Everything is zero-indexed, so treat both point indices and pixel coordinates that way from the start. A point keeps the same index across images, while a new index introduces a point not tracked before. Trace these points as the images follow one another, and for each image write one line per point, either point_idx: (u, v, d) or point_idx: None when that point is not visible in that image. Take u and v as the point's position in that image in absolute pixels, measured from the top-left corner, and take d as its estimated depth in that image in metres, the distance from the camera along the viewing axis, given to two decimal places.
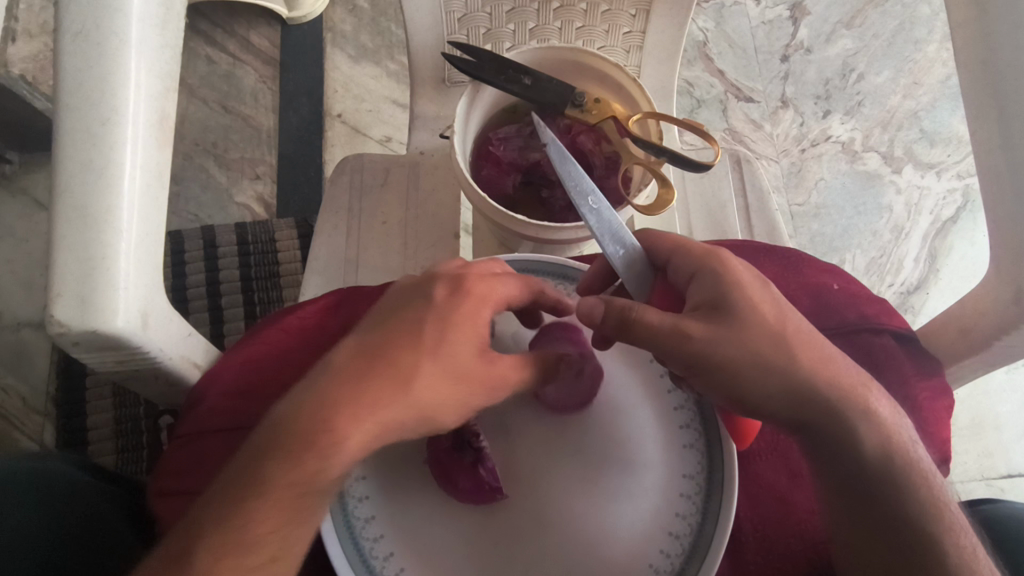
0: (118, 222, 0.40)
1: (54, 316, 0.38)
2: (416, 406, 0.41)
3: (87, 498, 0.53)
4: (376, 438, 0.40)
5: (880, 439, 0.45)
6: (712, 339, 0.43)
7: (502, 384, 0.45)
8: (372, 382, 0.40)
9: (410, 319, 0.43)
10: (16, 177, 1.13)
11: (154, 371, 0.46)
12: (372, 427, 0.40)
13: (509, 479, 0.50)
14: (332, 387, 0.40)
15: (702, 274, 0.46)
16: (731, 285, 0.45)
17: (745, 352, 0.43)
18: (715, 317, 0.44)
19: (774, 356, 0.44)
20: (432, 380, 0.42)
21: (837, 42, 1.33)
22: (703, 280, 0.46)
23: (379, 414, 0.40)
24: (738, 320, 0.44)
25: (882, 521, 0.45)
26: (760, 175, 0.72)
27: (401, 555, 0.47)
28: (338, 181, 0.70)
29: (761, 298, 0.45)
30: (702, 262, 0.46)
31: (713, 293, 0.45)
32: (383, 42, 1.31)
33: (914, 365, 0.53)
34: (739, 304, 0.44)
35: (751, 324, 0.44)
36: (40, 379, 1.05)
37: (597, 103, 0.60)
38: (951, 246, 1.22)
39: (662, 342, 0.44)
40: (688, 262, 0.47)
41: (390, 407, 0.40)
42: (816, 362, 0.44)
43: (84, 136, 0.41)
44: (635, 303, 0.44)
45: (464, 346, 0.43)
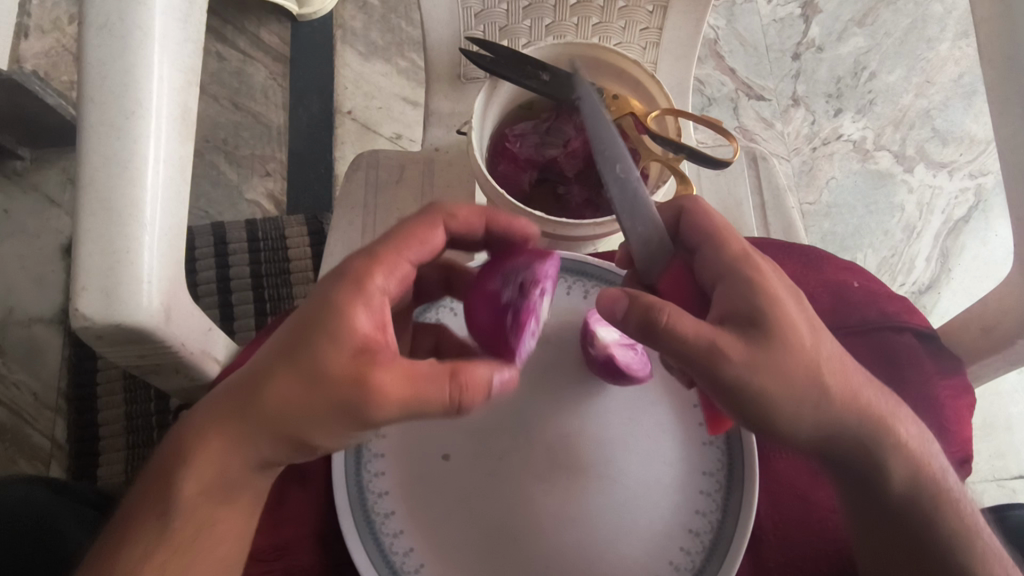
0: (142, 216, 0.41)
1: (80, 308, 0.39)
2: (261, 412, 0.39)
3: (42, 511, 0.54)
4: (227, 456, 0.40)
5: (908, 471, 0.45)
6: (748, 362, 0.41)
7: (374, 391, 0.38)
8: (225, 394, 0.40)
9: (287, 321, 0.42)
10: (27, 173, 1.14)
11: (176, 365, 0.46)
12: (228, 446, 0.40)
13: (527, 473, 0.50)
14: (197, 406, 0.42)
15: (732, 280, 0.44)
16: (770, 295, 0.43)
17: (779, 364, 0.42)
18: (752, 335, 0.42)
19: (806, 385, 0.42)
20: (285, 395, 0.39)
21: (849, 40, 1.33)
22: (731, 285, 0.44)
23: (226, 429, 0.40)
24: (775, 344, 0.42)
25: (905, 545, 0.46)
26: (777, 173, 0.72)
27: (422, 550, 0.47)
28: (353, 177, 0.70)
29: (796, 316, 0.43)
30: (733, 265, 0.44)
31: (746, 299, 0.43)
32: (394, 39, 1.31)
33: (936, 364, 0.52)
34: (777, 316, 0.42)
35: (790, 343, 0.42)
36: (51, 373, 1.05)
37: (614, 99, 0.60)
38: (964, 246, 1.22)
39: (693, 355, 0.41)
40: (718, 263, 0.45)
41: (243, 424, 0.40)
42: (849, 393, 0.43)
43: (107, 129, 0.41)
44: (668, 306, 0.41)
45: (319, 337, 0.39)
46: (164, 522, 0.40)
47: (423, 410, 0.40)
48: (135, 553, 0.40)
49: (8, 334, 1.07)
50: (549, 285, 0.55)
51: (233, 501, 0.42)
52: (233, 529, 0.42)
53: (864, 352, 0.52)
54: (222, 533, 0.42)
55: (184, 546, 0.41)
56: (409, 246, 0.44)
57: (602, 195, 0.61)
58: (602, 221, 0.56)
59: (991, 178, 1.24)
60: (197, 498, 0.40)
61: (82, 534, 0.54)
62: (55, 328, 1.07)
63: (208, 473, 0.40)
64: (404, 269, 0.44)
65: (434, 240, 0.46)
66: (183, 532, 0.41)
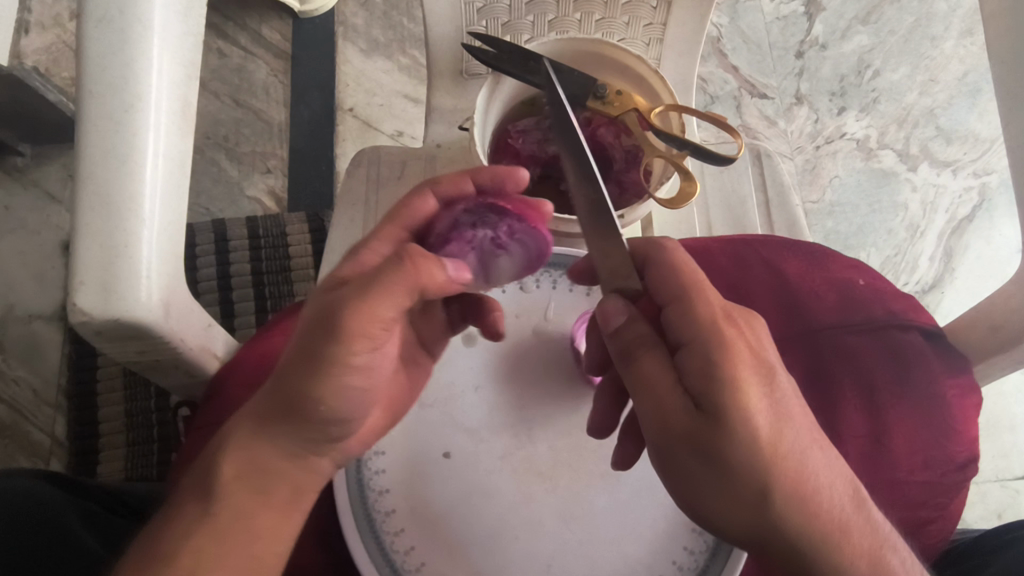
0: (140, 211, 0.40)
1: (77, 304, 0.39)
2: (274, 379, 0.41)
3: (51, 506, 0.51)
4: (258, 436, 0.41)
5: None
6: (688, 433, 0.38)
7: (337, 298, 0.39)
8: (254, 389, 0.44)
9: None
10: (27, 170, 1.13)
11: (176, 362, 0.46)
12: (255, 425, 0.41)
13: (529, 471, 0.49)
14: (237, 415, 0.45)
15: (697, 347, 0.38)
16: (729, 376, 0.37)
17: (717, 451, 0.37)
18: (701, 412, 0.38)
19: (752, 481, 0.37)
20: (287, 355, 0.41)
21: (853, 38, 1.32)
22: (691, 355, 0.38)
23: (251, 409, 0.42)
24: (723, 427, 0.37)
25: None
26: (781, 170, 0.71)
27: (422, 549, 0.46)
28: (354, 173, 0.70)
29: (757, 406, 0.37)
30: (701, 332, 0.38)
31: (704, 371, 0.37)
32: (395, 36, 1.30)
33: (944, 364, 0.50)
34: (730, 406, 0.37)
35: (737, 439, 0.37)
36: (51, 370, 1.05)
37: (618, 95, 0.58)
38: (967, 245, 1.21)
39: (648, 399, 0.39)
40: (684, 328, 0.39)
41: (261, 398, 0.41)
42: (800, 504, 0.38)
43: (106, 123, 0.41)
44: (656, 341, 0.40)
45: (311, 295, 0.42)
46: (205, 507, 0.40)
47: (378, 299, 0.38)
48: (174, 539, 0.38)
49: (8, 330, 1.06)
50: (552, 281, 0.55)
51: (269, 500, 0.41)
52: (270, 527, 0.41)
53: (870, 351, 0.52)
54: (258, 530, 0.40)
55: (219, 539, 0.39)
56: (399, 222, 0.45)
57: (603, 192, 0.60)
58: None
59: (996, 177, 1.23)
60: (236, 482, 0.40)
61: (90, 538, 0.52)
62: (55, 325, 1.07)
63: (243, 455, 0.41)
64: (399, 238, 0.45)
65: (428, 208, 0.46)
66: (218, 523, 0.39)
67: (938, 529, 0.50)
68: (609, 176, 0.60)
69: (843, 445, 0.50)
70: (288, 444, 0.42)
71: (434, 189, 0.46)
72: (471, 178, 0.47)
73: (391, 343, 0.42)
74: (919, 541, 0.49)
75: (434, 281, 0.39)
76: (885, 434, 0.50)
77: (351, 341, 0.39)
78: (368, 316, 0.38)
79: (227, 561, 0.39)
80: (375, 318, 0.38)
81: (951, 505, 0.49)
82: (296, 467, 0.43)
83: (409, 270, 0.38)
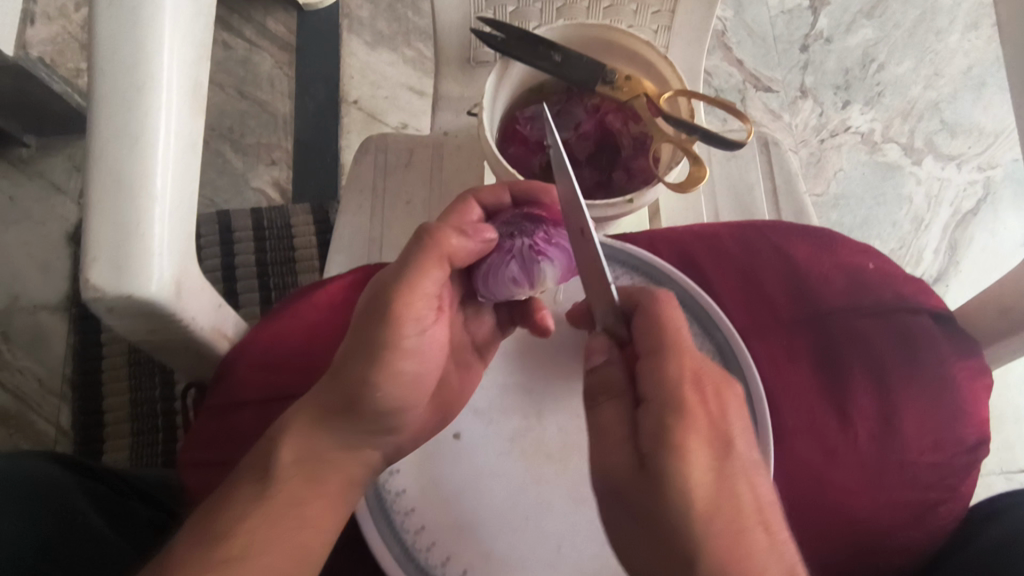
0: (152, 189, 0.40)
1: (90, 280, 0.38)
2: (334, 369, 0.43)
3: (64, 491, 0.50)
4: (318, 423, 0.42)
5: None
6: (628, 478, 0.40)
7: (385, 280, 0.44)
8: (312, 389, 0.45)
9: None
10: (33, 161, 1.13)
11: (186, 342, 0.46)
12: (314, 416, 0.42)
13: (539, 452, 0.50)
14: None
15: (650, 406, 0.41)
16: (676, 439, 0.39)
17: (647, 503, 0.39)
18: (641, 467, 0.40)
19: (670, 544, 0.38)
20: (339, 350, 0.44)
21: (857, 32, 1.32)
22: (649, 410, 0.41)
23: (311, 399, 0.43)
24: (654, 482, 0.39)
25: None
26: (788, 157, 0.71)
27: (432, 529, 0.46)
28: (362, 160, 0.70)
29: (699, 472, 0.38)
30: (662, 392, 0.41)
31: (654, 430, 0.40)
32: (400, 28, 1.30)
33: (953, 347, 0.51)
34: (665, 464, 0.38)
35: (668, 495, 0.38)
36: (56, 360, 1.05)
37: (628, 80, 0.59)
38: (972, 238, 1.21)
39: (601, 441, 0.42)
40: (648, 383, 0.41)
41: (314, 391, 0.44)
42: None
43: (118, 101, 0.41)
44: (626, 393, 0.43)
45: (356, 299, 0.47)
46: (261, 490, 0.40)
47: (419, 278, 0.43)
48: (230, 520, 0.39)
49: (13, 321, 1.06)
50: None
51: (321, 490, 0.42)
52: (320, 516, 0.41)
53: (880, 333, 0.52)
54: (310, 518, 0.41)
55: (272, 523, 0.39)
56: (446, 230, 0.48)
57: (613, 177, 0.60)
58: (616, 202, 0.55)
59: (1000, 170, 1.24)
60: (295, 468, 0.41)
61: (100, 519, 0.52)
62: (60, 315, 1.07)
63: (302, 443, 0.41)
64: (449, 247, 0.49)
65: (471, 218, 0.48)
66: (274, 506, 0.40)
67: (952, 510, 0.48)
68: (617, 164, 0.61)
69: (852, 426, 0.50)
70: (347, 437, 0.43)
71: (475, 199, 0.49)
72: (509, 188, 0.50)
73: (439, 330, 0.46)
74: (933, 523, 0.48)
75: (458, 248, 0.45)
76: (895, 415, 0.50)
77: (400, 323, 0.42)
78: (414, 294, 0.43)
79: (279, 546, 0.39)
80: (418, 296, 0.43)
81: (964, 484, 0.49)
82: (351, 458, 0.43)
83: (435, 248, 0.44)
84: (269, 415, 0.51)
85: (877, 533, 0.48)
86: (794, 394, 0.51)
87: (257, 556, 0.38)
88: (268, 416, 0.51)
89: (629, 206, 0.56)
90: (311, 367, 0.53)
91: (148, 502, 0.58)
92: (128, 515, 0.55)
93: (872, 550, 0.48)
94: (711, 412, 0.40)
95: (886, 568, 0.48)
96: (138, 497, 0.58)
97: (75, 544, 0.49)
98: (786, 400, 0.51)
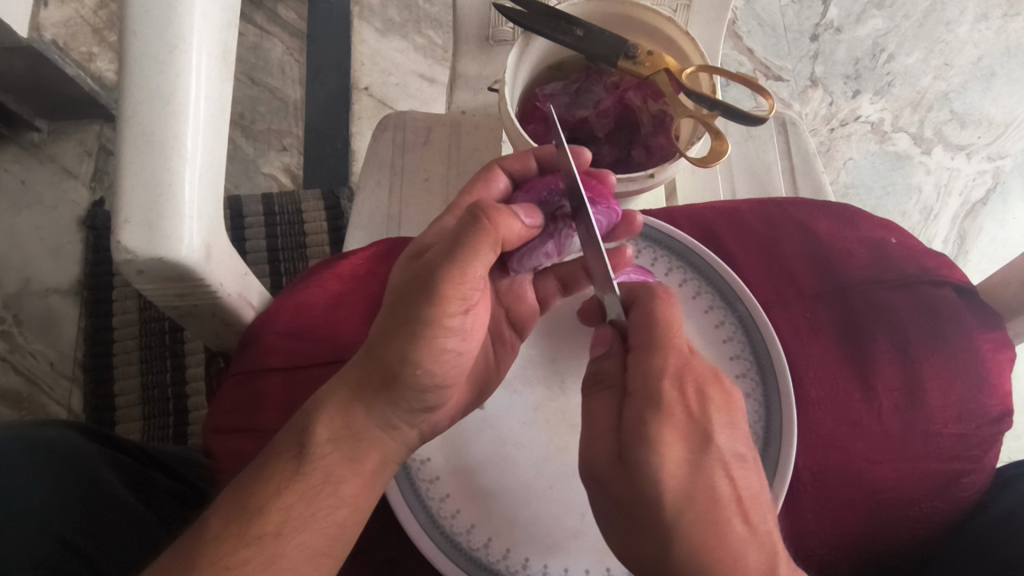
0: (184, 150, 0.40)
1: (122, 241, 0.39)
2: (369, 348, 0.43)
3: (85, 459, 0.50)
4: (353, 401, 0.42)
5: None
6: (608, 472, 0.42)
7: (432, 260, 0.42)
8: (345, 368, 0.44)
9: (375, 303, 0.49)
10: (45, 146, 1.13)
11: (213, 309, 0.46)
12: (349, 394, 0.42)
13: (563, 422, 0.51)
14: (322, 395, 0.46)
15: (633, 401, 0.42)
16: (652, 434, 0.40)
17: (623, 493, 0.41)
18: (620, 462, 0.41)
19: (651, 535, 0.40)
20: (376, 327, 0.43)
21: (868, 22, 1.31)
22: (632, 404, 0.42)
23: (347, 380, 0.43)
24: (634, 476, 0.40)
25: None
26: (806, 138, 0.72)
27: (457, 496, 0.47)
28: (380, 138, 0.70)
29: (672, 467, 0.39)
30: (647, 386, 0.42)
31: (633, 425, 0.41)
32: (411, 16, 1.29)
33: (978, 318, 0.52)
34: (640, 458, 0.39)
35: (645, 489, 0.39)
36: (67, 344, 1.04)
37: (650, 55, 0.58)
38: (981, 228, 1.22)
39: (592, 434, 0.44)
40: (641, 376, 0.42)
41: (354, 369, 0.43)
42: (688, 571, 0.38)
43: (151, 63, 0.41)
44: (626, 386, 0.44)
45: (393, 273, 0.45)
46: (298, 466, 0.40)
47: (471, 259, 0.41)
48: (267, 493, 0.39)
49: (25, 304, 1.06)
50: None
51: (358, 467, 0.42)
52: (356, 493, 0.42)
53: (904, 305, 0.53)
54: (344, 497, 0.41)
55: (307, 501, 0.40)
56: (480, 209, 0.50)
57: (632, 155, 0.60)
58: (636, 176, 0.55)
59: (1010, 160, 1.24)
60: (330, 444, 0.41)
61: (124, 487, 0.51)
62: (72, 299, 1.06)
63: (338, 418, 0.42)
64: None
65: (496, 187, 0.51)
66: (308, 484, 0.40)
67: (974, 481, 0.49)
68: (637, 141, 0.60)
69: (876, 396, 0.50)
70: (384, 415, 0.43)
71: (501, 167, 0.51)
72: (535, 157, 0.50)
73: (481, 309, 0.45)
74: (955, 493, 0.49)
75: (509, 231, 0.44)
76: (919, 385, 0.50)
77: (446, 303, 0.41)
78: (463, 274, 0.41)
79: (314, 526, 0.39)
80: (466, 277, 0.41)
81: (987, 455, 0.49)
82: (388, 437, 0.44)
83: (487, 227, 0.42)
84: (294, 383, 0.51)
85: (899, 502, 0.48)
86: (817, 365, 0.51)
87: (293, 533, 0.39)
88: (293, 385, 0.51)
89: (649, 181, 0.56)
90: (335, 340, 0.53)
91: (169, 473, 0.57)
92: (150, 487, 0.54)
93: (894, 518, 0.48)
94: (689, 408, 0.41)
95: (906, 536, 0.48)
96: (159, 468, 0.56)
97: (101, 510, 0.48)
98: (810, 371, 0.51)
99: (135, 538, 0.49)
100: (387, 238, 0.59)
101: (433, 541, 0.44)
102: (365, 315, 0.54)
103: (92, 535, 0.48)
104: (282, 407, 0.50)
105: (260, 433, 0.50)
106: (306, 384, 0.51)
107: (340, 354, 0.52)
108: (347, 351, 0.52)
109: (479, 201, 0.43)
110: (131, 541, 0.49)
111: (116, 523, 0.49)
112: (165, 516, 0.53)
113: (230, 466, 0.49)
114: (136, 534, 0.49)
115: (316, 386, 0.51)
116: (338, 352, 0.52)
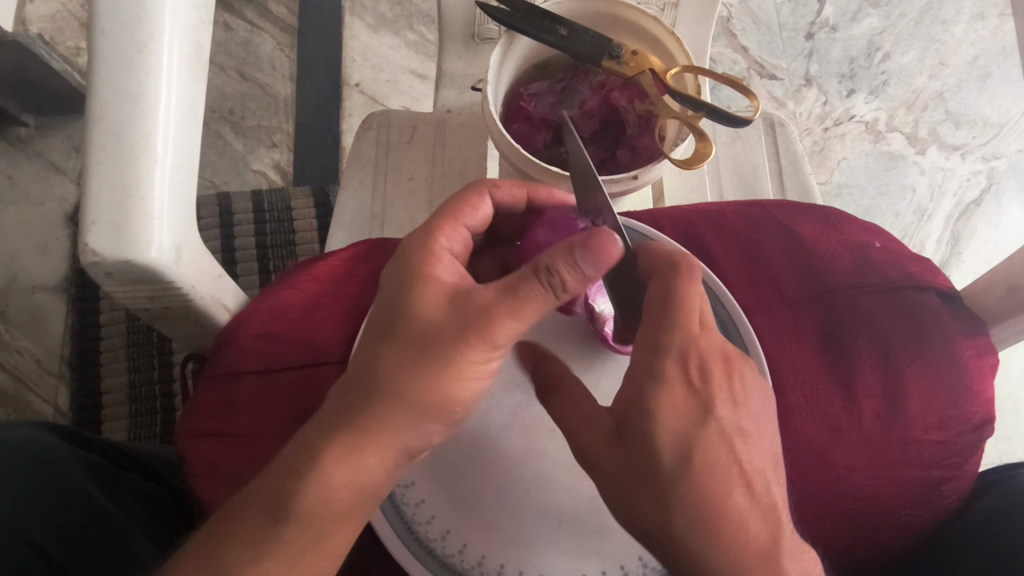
0: (152, 150, 0.39)
1: (88, 244, 0.38)
2: (391, 399, 0.40)
3: (57, 458, 0.49)
4: (352, 457, 0.39)
5: None
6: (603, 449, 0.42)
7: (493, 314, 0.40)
8: (348, 406, 0.40)
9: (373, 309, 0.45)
10: (31, 141, 1.12)
11: (185, 311, 0.46)
12: (353, 444, 0.39)
13: (538, 427, 0.50)
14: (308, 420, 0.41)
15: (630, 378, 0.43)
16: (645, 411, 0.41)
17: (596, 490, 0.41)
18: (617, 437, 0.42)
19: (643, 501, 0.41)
20: (397, 368, 0.40)
21: (863, 20, 1.30)
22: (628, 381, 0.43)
23: (356, 433, 0.39)
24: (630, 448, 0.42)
25: None
26: (794, 139, 0.71)
27: (432, 501, 0.47)
28: (364, 136, 0.69)
29: None
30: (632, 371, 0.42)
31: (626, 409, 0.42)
32: (402, 11, 1.28)
33: (960, 324, 0.52)
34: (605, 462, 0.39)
35: None
36: (54, 341, 1.04)
37: (634, 55, 0.57)
38: (975, 229, 1.21)
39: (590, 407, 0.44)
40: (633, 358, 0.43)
41: (350, 415, 0.40)
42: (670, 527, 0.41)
43: (119, 62, 0.40)
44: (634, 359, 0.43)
45: (422, 303, 0.41)
46: (274, 528, 0.38)
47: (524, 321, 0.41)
48: (240, 559, 0.37)
49: (12, 301, 1.05)
50: None
51: (347, 522, 0.40)
52: (340, 544, 0.40)
53: (889, 309, 0.52)
54: (327, 552, 0.39)
55: (286, 564, 0.38)
56: (454, 220, 0.46)
57: (616, 156, 0.59)
58: (619, 178, 0.54)
59: (1005, 161, 1.23)
60: (319, 512, 0.38)
61: (100, 491, 0.50)
62: (59, 296, 1.06)
63: (340, 476, 0.39)
64: (460, 232, 0.46)
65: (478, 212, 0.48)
66: (291, 548, 0.38)
67: (954, 489, 0.49)
68: (622, 142, 0.60)
69: (857, 403, 0.50)
70: (385, 466, 0.40)
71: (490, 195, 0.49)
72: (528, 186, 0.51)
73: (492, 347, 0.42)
74: (934, 501, 0.48)
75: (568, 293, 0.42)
76: (900, 393, 0.50)
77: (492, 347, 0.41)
78: (515, 322, 0.41)
79: None
80: (519, 324, 0.41)
81: (967, 464, 0.49)
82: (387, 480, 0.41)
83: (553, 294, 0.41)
84: (271, 386, 0.51)
85: (878, 510, 0.48)
86: (797, 370, 0.51)
87: None
88: (270, 388, 0.51)
89: (632, 182, 0.55)
90: (310, 342, 0.52)
91: (148, 474, 0.57)
92: (127, 486, 0.53)
93: (874, 527, 0.48)
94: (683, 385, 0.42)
95: (885, 544, 0.48)
96: (137, 469, 0.56)
97: (76, 516, 0.48)
98: (790, 376, 0.51)
99: (111, 546, 0.48)
100: (368, 240, 0.59)
101: (407, 546, 0.45)
102: (345, 315, 0.54)
103: (66, 544, 0.47)
104: (257, 411, 0.50)
105: (233, 438, 0.49)
106: (282, 387, 0.51)
107: (316, 357, 0.52)
108: (322, 355, 0.52)
109: (555, 261, 0.39)
110: (108, 547, 0.48)
111: (91, 530, 0.48)
112: (145, 520, 0.52)
113: (204, 472, 0.48)
114: (112, 540, 0.48)
115: (292, 390, 0.51)
116: (314, 355, 0.52)
